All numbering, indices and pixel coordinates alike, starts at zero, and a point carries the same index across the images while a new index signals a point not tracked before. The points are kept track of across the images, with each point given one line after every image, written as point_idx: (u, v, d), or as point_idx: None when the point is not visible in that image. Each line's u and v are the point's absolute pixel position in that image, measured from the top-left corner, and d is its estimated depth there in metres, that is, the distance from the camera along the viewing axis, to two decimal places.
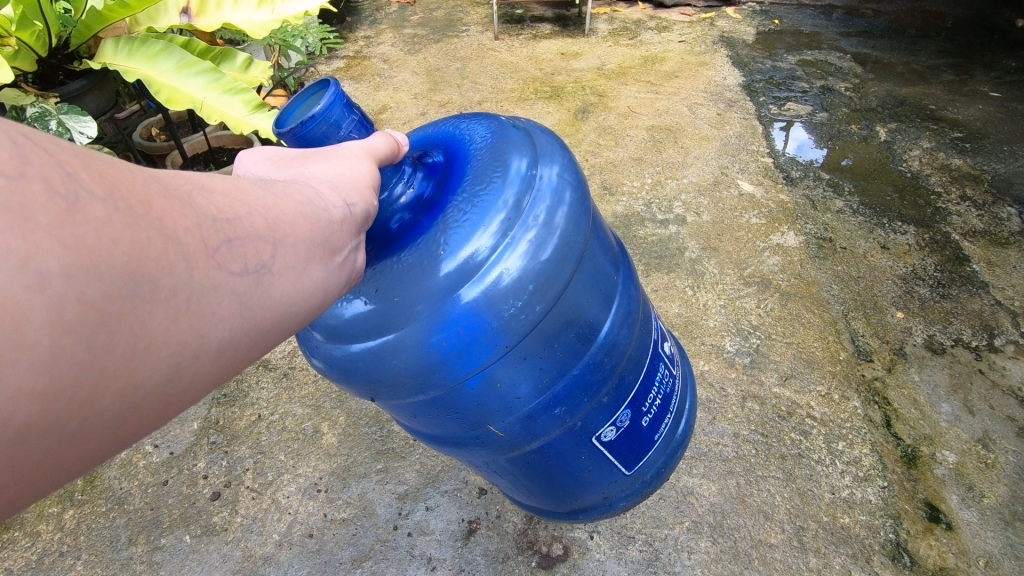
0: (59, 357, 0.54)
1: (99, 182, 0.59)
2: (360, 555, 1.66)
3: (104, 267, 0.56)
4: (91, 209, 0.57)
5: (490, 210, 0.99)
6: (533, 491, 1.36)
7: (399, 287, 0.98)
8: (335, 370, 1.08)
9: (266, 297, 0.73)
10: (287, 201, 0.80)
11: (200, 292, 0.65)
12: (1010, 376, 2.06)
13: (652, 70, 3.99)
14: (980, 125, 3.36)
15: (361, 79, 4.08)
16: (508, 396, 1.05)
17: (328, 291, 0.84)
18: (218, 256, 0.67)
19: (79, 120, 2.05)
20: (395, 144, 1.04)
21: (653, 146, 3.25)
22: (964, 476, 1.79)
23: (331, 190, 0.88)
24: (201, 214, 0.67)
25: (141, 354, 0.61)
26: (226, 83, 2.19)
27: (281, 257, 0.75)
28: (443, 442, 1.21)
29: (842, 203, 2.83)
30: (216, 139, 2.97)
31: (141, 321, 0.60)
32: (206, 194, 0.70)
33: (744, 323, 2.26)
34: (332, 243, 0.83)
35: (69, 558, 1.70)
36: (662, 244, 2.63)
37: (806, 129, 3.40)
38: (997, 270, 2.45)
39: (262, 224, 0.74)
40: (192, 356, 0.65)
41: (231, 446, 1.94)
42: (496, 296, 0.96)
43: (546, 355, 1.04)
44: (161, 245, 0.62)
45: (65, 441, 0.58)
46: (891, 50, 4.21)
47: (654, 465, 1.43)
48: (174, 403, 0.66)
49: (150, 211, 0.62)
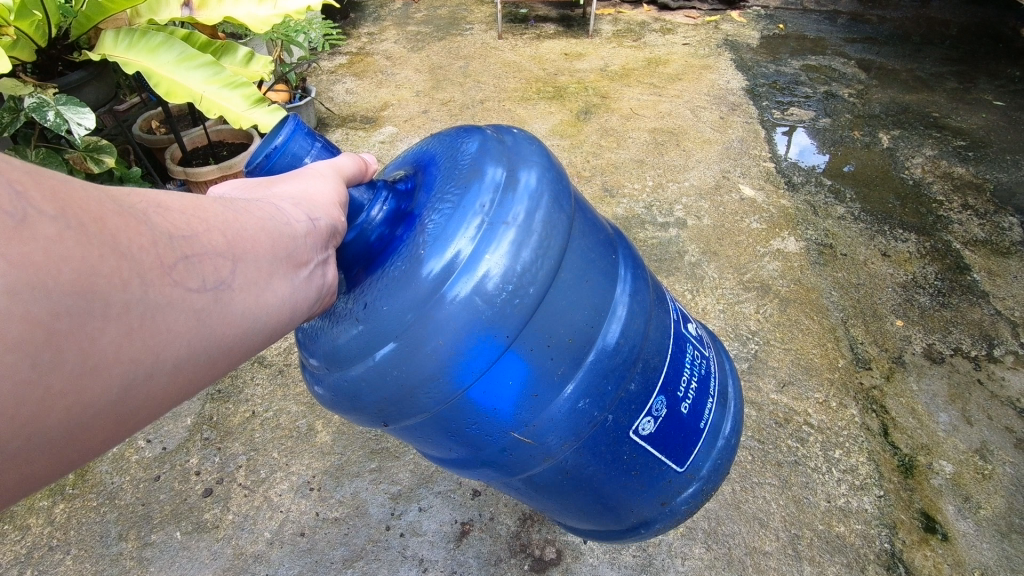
0: (4, 374, 0.54)
1: (49, 199, 0.58)
2: (352, 554, 1.65)
3: (52, 284, 0.56)
4: (40, 227, 0.56)
5: (467, 209, 0.99)
6: (585, 511, 1.31)
7: (387, 298, 0.97)
8: (342, 399, 1.05)
9: (226, 313, 0.73)
10: (248, 217, 0.80)
11: (154, 309, 0.65)
12: (1009, 387, 2.05)
13: (656, 72, 3.98)
14: (983, 133, 3.35)
15: (363, 75, 4.07)
16: (523, 392, 1.03)
17: (295, 306, 0.85)
18: (175, 273, 0.67)
19: (77, 111, 2.04)
20: (362, 163, 1.11)
21: (655, 149, 3.24)
22: (961, 486, 1.78)
23: (293, 205, 0.89)
24: (158, 231, 0.67)
25: (91, 371, 0.61)
26: (226, 77, 2.18)
27: (242, 273, 0.75)
28: (474, 465, 1.17)
29: (843, 209, 2.82)
30: (216, 134, 2.95)
31: (90, 338, 0.60)
32: (163, 210, 0.70)
33: (742, 328, 2.25)
34: (297, 258, 0.84)
35: (59, 552, 1.68)
36: (662, 247, 2.62)
37: (809, 134, 3.40)
38: (998, 280, 2.44)
39: (221, 241, 0.74)
40: (145, 373, 0.65)
41: (225, 442, 1.92)
42: (487, 288, 0.95)
43: (553, 343, 1.03)
44: (115, 262, 0.61)
45: (10, 459, 0.58)
46: (895, 57, 4.20)
47: (709, 460, 1.37)
48: (125, 419, 0.66)
49: (104, 228, 0.61)
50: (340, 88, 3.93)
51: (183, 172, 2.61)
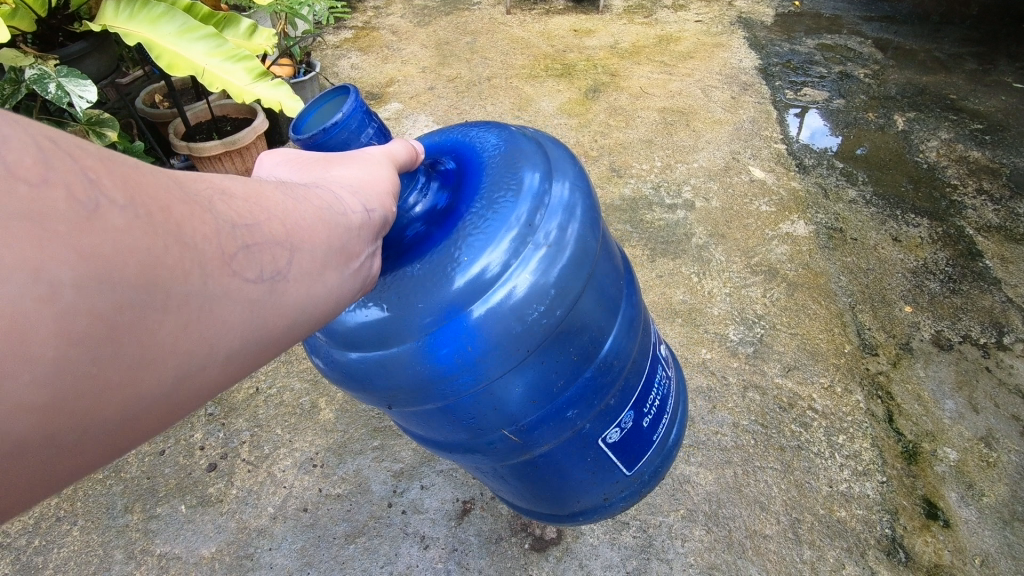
0: (63, 370, 0.49)
1: (120, 186, 0.53)
2: (354, 530, 1.67)
3: (115, 277, 0.50)
4: (110, 216, 0.51)
5: (499, 220, 0.96)
6: (542, 500, 1.34)
7: (415, 296, 0.94)
8: (346, 376, 1.04)
9: (282, 306, 0.66)
10: (307, 204, 0.72)
11: (214, 301, 0.58)
12: (1017, 375, 2.03)
13: (666, 50, 3.90)
14: (1001, 116, 3.27)
15: (368, 50, 4.01)
16: (525, 398, 1.03)
17: (345, 301, 0.77)
18: (235, 262, 0.60)
19: (78, 84, 2.01)
20: (414, 150, 0.99)
21: (664, 129, 3.18)
22: (964, 474, 1.77)
23: (352, 193, 0.81)
24: (223, 219, 0.60)
25: (147, 366, 0.55)
26: (229, 49, 2.15)
27: (297, 263, 0.68)
28: (452, 449, 1.18)
29: (855, 192, 2.77)
30: (219, 108, 2.91)
31: (150, 331, 0.54)
32: (227, 197, 0.64)
33: (748, 313, 2.23)
34: (348, 249, 0.76)
35: (66, 523, 1.71)
36: (669, 228, 2.58)
37: (822, 115, 3.32)
38: (1010, 267, 2.40)
39: (283, 229, 0.67)
40: (199, 366, 0.59)
41: (228, 418, 1.94)
42: (514, 304, 0.93)
43: (559, 360, 1.02)
44: (177, 252, 0.55)
45: (62, 455, 0.53)
46: (914, 37, 4.09)
47: (656, 467, 1.40)
48: (177, 414, 0.60)
49: (168, 217, 0.55)
50: (345, 63, 3.87)
51: (185, 146, 2.59)
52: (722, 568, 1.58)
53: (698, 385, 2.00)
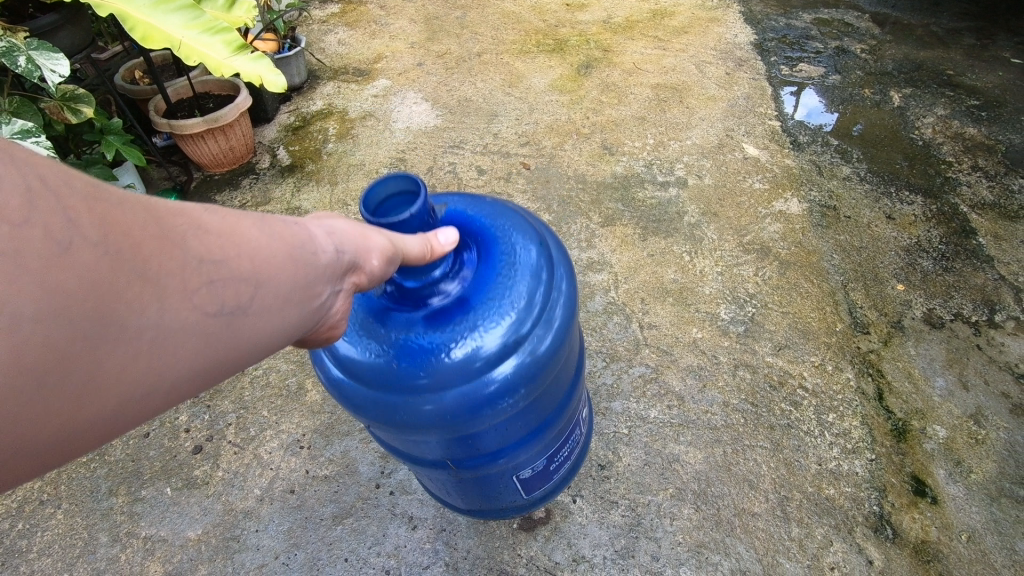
0: (8, 397, 0.50)
1: (92, 220, 0.54)
2: (341, 511, 1.65)
3: (71, 315, 0.51)
4: (76, 257, 0.52)
5: (506, 297, 1.00)
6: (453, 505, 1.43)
7: (420, 354, 0.96)
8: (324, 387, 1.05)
9: (238, 342, 0.65)
10: (278, 240, 0.69)
11: (168, 337, 0.58)
12: (1008, 352, 2.02)
13: (660, 25, 3.82)
14: (998, 92, 3.22)
15: (356, 25, 3.91)
16: (480, 442, 1.10)
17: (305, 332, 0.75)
18: (194, 299, 0.60)
19: (50, 58, 1.95)
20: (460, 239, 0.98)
21: (656, 105, 3.13)
22: (953, 451, 1.77)
23: (329, 235, 0.77)
24: (192, 257, 0.60)
25: (95, 391, 0.56)
26: (206, 21, 2.08)
27: (260, 300, 0.66)
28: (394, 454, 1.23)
29: (849, 169, 2.74)
30: (201, 84, 2.84)
31: (100, 362, 0.55)
32: (204, 233, 0.62)
33: (740, 292, 2.21)
34: (310, 286, 0.72)
35: (50, 506, 1.69)
36: (661, 207, 2.55)
37: (817, 92, 3.27)
38: (1004, 244, 2.38)
39: (250, 267, 0.65)
40: (144, 391, 0.59)
41: (214, 399, 1.91)
42: (508, 383, 1.00)
43: (518, 423, 1.11)
44: (137, 286, 0.55)
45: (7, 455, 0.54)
46: (912, 11, 4.02)
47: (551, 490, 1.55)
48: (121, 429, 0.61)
49: (137, 255, 0.56)
50: (332, 39, 3.78)
51: (166, 124, 2.52)
52: (710, 545, 1.58)
53: (688, 364, 1.98)
